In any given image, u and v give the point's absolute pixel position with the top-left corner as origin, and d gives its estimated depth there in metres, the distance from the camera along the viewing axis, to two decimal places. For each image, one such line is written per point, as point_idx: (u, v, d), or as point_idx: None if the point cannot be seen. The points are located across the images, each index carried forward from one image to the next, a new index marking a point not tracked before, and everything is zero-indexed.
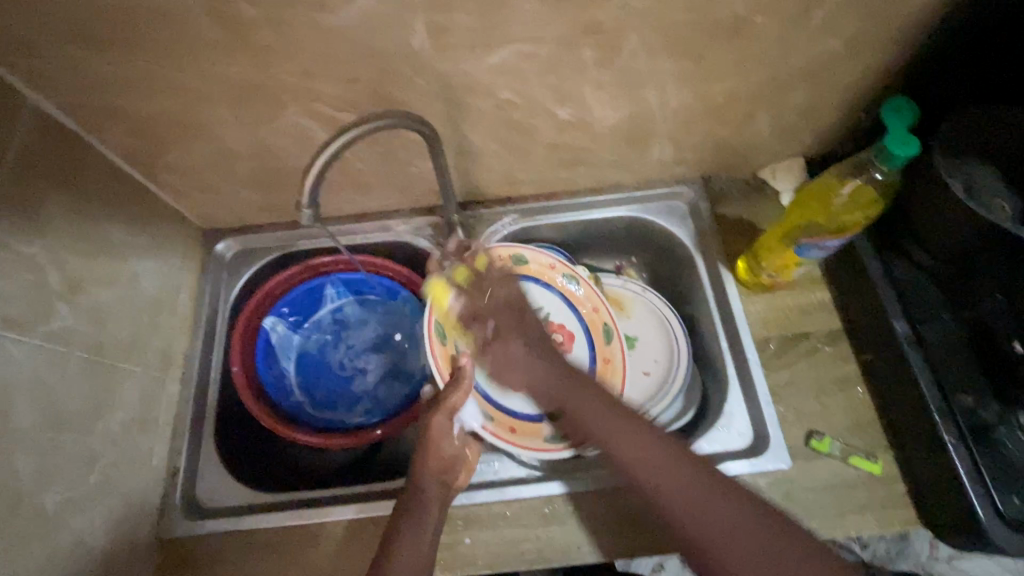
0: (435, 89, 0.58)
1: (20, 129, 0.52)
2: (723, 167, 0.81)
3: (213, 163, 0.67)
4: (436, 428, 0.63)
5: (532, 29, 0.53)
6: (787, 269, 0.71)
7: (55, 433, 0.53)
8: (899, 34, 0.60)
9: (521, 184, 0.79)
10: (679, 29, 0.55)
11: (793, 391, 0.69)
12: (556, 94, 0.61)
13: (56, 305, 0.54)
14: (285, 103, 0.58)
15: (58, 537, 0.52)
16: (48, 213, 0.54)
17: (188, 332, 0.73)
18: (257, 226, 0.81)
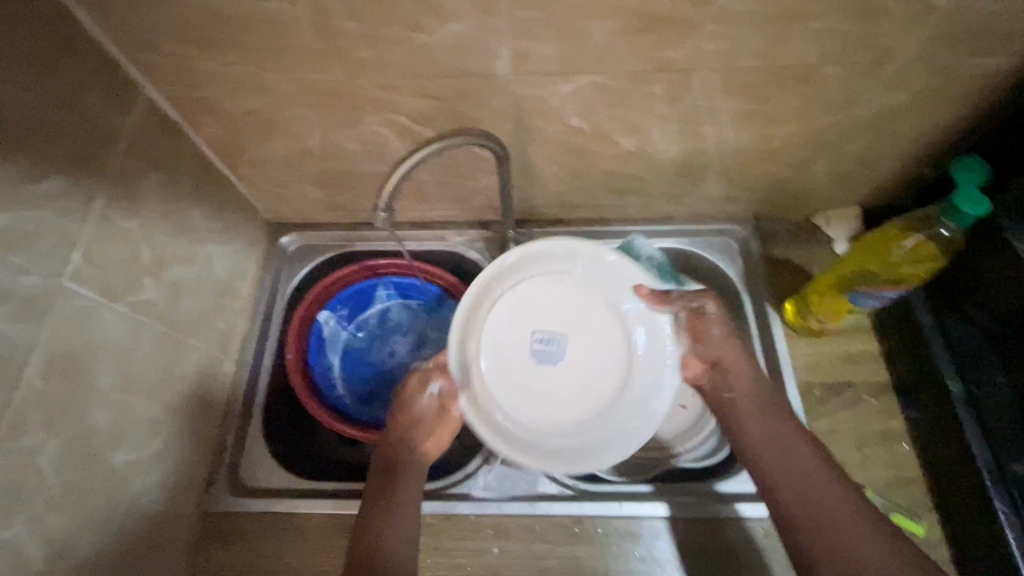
0: (507, 109, 0.61)
1: (132, 118, 0.57)
2: (776, 209, 0.81)
3: (291, 161, 0.71)
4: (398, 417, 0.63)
5: (609, 63, 0.55)
6: (837, 316, 0.70)
7: (129, 398, 0.56)
8: (972, 93, 0.60)
9: (574, 208, 0.81)
10: (752, 73, 0.56)
11: (834, 440, 0.68)
12: (622, 124, 0.64)
13: (142, 279, 0.58)
14: (367, 114, 0.62)
15: (119, 496, 0.55)
16: (146, 195, 0.59)
17: (246, 318, 0.78)
18: (319, 224, 0.85)
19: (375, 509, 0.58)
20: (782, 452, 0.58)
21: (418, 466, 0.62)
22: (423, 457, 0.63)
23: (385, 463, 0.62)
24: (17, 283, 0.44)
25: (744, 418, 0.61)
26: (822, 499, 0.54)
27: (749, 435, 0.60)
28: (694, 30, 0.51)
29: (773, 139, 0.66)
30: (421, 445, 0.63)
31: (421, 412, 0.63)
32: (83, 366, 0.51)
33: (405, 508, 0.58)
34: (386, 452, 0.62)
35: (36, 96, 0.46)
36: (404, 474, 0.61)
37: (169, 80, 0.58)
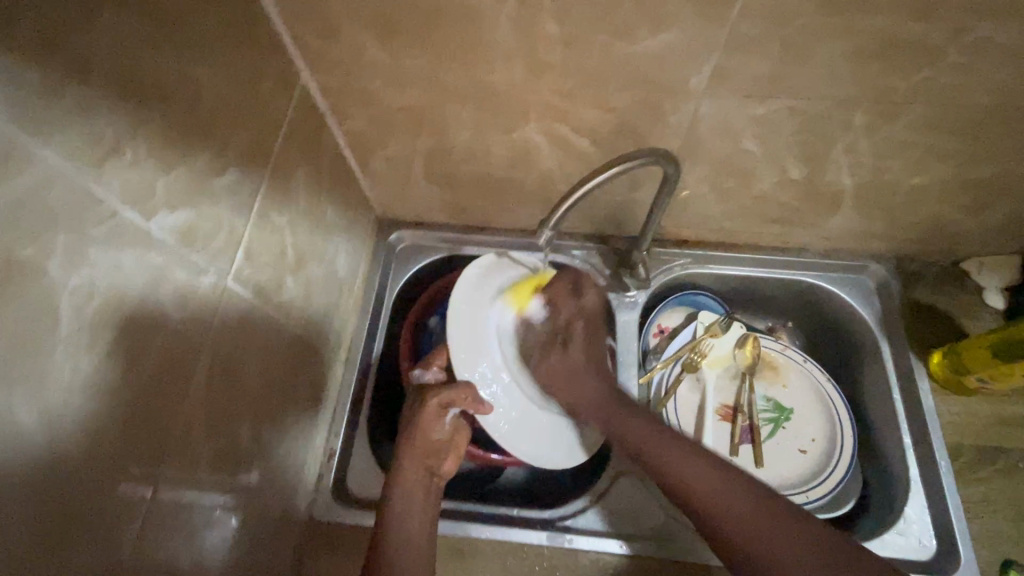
0: (684, 126, 0.57)
1: (293, 105, 0.54)
2: (923, 250, 0.76)
3: (428, 161, 0.68)
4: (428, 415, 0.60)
5: (818, 86, 0.51)
6: (1005, 377, 0.65)
7: (267, 402, 0.54)
8: None
9: (705, 230, 0.77)
10: (969, 107, 0.52)
11: (987, 509, 0.64)
12: (801, 150, 0.59)
13: (286, 277, 0.56)
14: (531, 118, 0.58)
15: (254, 503, 0.53)
16: (296, 188, 0.56)
17: (355, 319, 0.74)
18: (430, 222, 0.80)
19: (400, 538, 0.54)
20: (724, 485, 0.54)
21: (435, 487, 0.60)
22: (437, 476, 0.61)
23: (409, 478, 0.58)
24: (196, 284, 0.41)
25: (662, 452, 0.58)
26: (738, 515, 0.52)
27: (666, 468, 0.57)
28: (928, 59, 0.48)
29: (955, 178, 0.62)
30: (434, 464, 0.61)
31: (439, 437, 0.61)
32: (235, 370, 0.48)
33: (419, 534, 0.55)
34: (406, 468, 0.59)
35: (226, 83, 0.43)
36: (420, 493, 0.58)
37: (335, 68, 0.55)
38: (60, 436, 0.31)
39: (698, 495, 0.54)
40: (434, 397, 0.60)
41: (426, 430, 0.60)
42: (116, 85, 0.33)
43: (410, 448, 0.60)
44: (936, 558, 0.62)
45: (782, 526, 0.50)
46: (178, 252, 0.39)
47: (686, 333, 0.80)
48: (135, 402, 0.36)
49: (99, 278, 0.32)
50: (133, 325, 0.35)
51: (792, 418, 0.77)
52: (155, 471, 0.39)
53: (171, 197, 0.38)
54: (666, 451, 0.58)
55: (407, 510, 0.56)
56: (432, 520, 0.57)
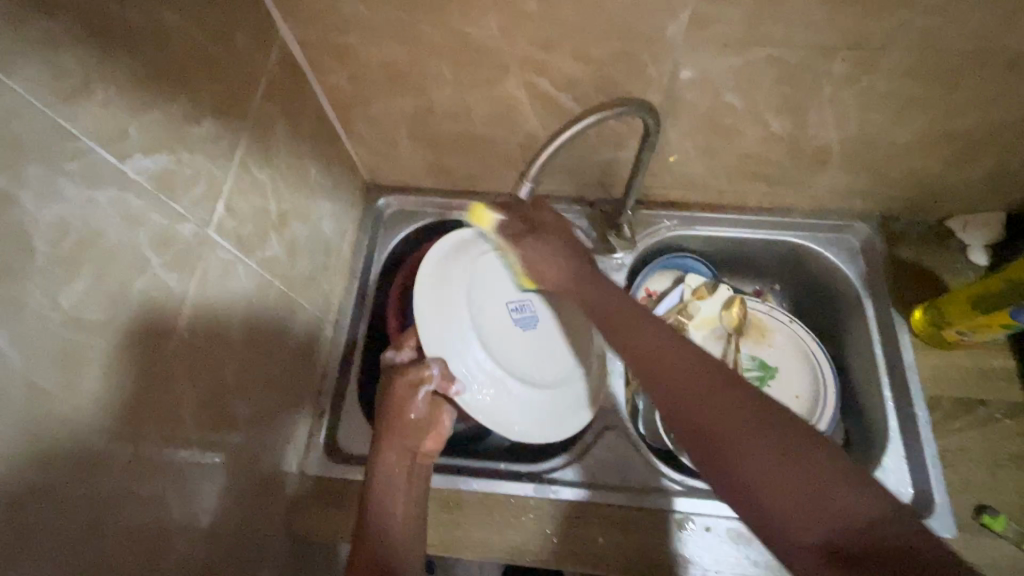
0: (664, 79, 0.57)
1: (271, 61, 0.54)
2: (908, 207, 0.76)
3: (412, 121, 0.68)
4: (399, 398, 0.59)
5: (796, 34, 0.51)
6: (981, 330, 0.66)
7: (253, 354, 0.55)
8: None
9: (690, 189, 0.77)
10: (949, 54, 0.52)
11: (963, 457, 0.65)
12: (781, 103, 0.60)
13: (270, 234, 0.56)
14: (511, 73, 0.58)
15: (244, 454, 0.55)
16: (277, 144, 0.56)
17: (344, 282, 0.75)
18: (417, 187, 0.81)
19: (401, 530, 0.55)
20: (663, 345, 0.50)
21: (418, 468, 0.60)
22: (422, 455, 0.61)
23: (389, 463, 0.58)
24: (175, 231, 0.42)
25: (632, 335, 0.52)
26: (677, 365, 0.47)
27: (633, 349, 0.51)
28: (904, 2, 0.48)
29: (939, 129, 0.62)
30: (415, 446, 0.60)
31: (415, 419, 0.59)
32: (218, 321, 0.48)
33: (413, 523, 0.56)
34: (387, 458, 0.58)
35: (198, 30, 0.43)
36: (401, 480, 0.58)
37: (312, 22, 0.55)
38: (40, 367, 0.32)
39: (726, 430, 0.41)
40: (402, 375, 0.59)
41: (400, 414, 0.59)
42: (85, 23, 0.33)
43: (388, 437, 0.59)
44: (912, 505, 0.64)
45: (794, 469, 0.38)
46: (155, 198, 0.40)
47: (673, 296, 0.81)
48: (117, 341, 0.37)
49: (73, 216, 0.33)
50: (111, 265, 0.36)
51: (777, 375, 0.78)
52: (140, 411, 0.40)
53: (144, 141, 0.38)
54: (644, 326, 0.53)
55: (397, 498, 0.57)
56: (418, 500, 0.58)
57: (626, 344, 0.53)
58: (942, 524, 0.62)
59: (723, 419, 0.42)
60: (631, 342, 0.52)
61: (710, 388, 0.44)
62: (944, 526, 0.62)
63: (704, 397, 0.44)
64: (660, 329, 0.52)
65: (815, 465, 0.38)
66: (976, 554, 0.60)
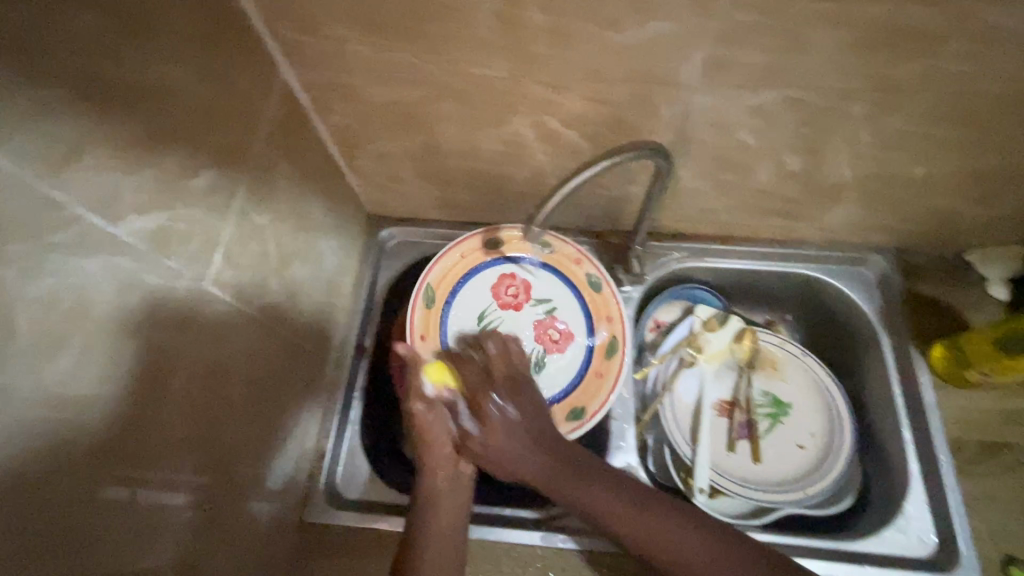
0: (677, 119, 0.56)
1: (271, 103, 0.52)
2: (925, 241, 0.74)
3: (417, 157, 0.66)
4: (421, 416, 0.59)
5: (815, 77, 0.50)
6: (1006, 371, 0.64)
7: (251, 404, 0.52)
8: None
9: (699, 222, 0.75)
10: (975, 96, 0.51)
11: (989, 505, 0.63)
12: (797, 142, 0.58)
13: (270, 278, 0.54)
14: (519, 112, 0.57)
15: (242, 509, 0.52)
16: (278, 185, 0.54)
17: (345, 318, 0.73)
18: (419, 218, 0.79)
19: (436, 555, 0.52)
20: (629, 506, 0.54)
21: (463, 479, 0.59)
22: (466, 472, 0.59)
23: (434, 480, 0.57)
24: (170, 290, 0.40)
25: (584, 493, 0.55)
26: (610, 518, 0.54)
27: (588, 505, 0.55)
28: (929, 47, 0.46)
29: (962, 167, 0.60)
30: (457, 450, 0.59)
31: (446, 429, 0.59)
32: (216, 375, 0.46)
33: (450, 544, 0.54)
34: (431, 474, 0.58)
35: (197, 82, 0.42)
36: (446, 501, 0.56)
37: (313, 63, 0.53)
38: (27, 456, 0.30)
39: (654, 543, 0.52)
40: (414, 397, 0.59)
41: (429, 428, 0.59)
42: (77, 86, 0.32)
43: (427, 453, 0.58)
44: (936, 555, 0.61)
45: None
46: (150, 258, 0.38)
47: (683, 328, 0.79)
48: (110, 414, 0.35)
49: (63, 290, 0.32)
50: (103, 334, 0.34)
51: (790, 412, 0.75)
52: (133, 486, 0.38)
53: (137, 201, 0.37)
54: (580, 484, 0.55)
55: (439, 518, 0.55)
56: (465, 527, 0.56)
57: (559, 493, 0.56)
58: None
59: (647, 530, 0.52)
60: (562, 493, 0.56)
61: (637, 524, 0.53)
62: None
63: (694, 550, 0.51)
64: (608, 473, 0.57)
65: (698, 559, 0.50)
66: None
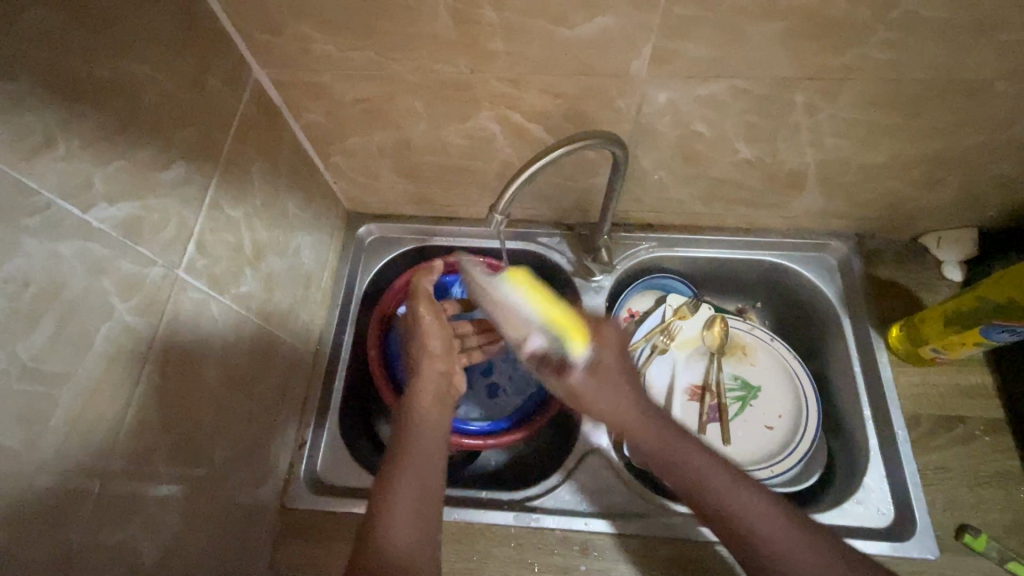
0: (633, 111, 0.58)
1: (243, 102, 0.55)
2: (883, 226, 0.77)
3: (389, 153, 0.69)
4: (426, 328, 0.64)
5: (756, 67, 0.53)
6: (956, 348, 0.67)
7: (228, 390, 0.54)
8: None
9: (667, 212, 0.78)
10: (909, 83, 0.54)
11: (944, 476, 0.65)
12: (748, 131, 0.61)
13: (245, 270, 0.57)
14: (482, 107, 0.59)
15: (220, 492, 0.54)
16: (252, 180, 0.57)
17: (324, 311, 0.75)
18: (397, 214, 0.81)
19: (415, 472, 0.55)
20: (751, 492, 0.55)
21: (445, 403, 0.62)
22: (452, 391, 0.64)
23: (423, 397, 0.61)
24: (143, 275, 0.42)
25: (699, 471, 0.57)
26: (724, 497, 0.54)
27: (700, 479, 0.56)
28: (859, 37, 0.49)
29: (908, 153, 0.63)
30: (444, 373, 0.64)
31: (438, 346, 0.64)
32: (191, 361, 0.48)
33: (431, 461, 0.56)
34: (420, 391, 0.62)
35: (168, 79, 0.44)
36: (432, 415, 0.61)
37: (284, 63, 0.56)
38: (1, 426, 0.32)
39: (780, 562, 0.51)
40: (424, 310, 0.65)
41: (426, 345, 0.64)
42: (49, 82, 0.34)
43: (421, 367, 0.63)
44: (894, 526, 0.64)
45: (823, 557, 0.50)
46: (122, 245, 0.40)
47: (655, 316, 0.81)
48: (85, 391, 0.38)
49: (35, 271, 0.34)
50: (76, 314, 0.37)
51: (759, 395, 0.78)
52: (108, 462, 0.40)
53: (110, 190, 0.39)
54: (700, 457, 0.58)
55: (421, 437, 0.58)
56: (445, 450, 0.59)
57: (672, 468, 0.58)
58: (925, 544, 0.61)
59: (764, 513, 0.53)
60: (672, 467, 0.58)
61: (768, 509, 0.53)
62: (926, 547, 0.62)
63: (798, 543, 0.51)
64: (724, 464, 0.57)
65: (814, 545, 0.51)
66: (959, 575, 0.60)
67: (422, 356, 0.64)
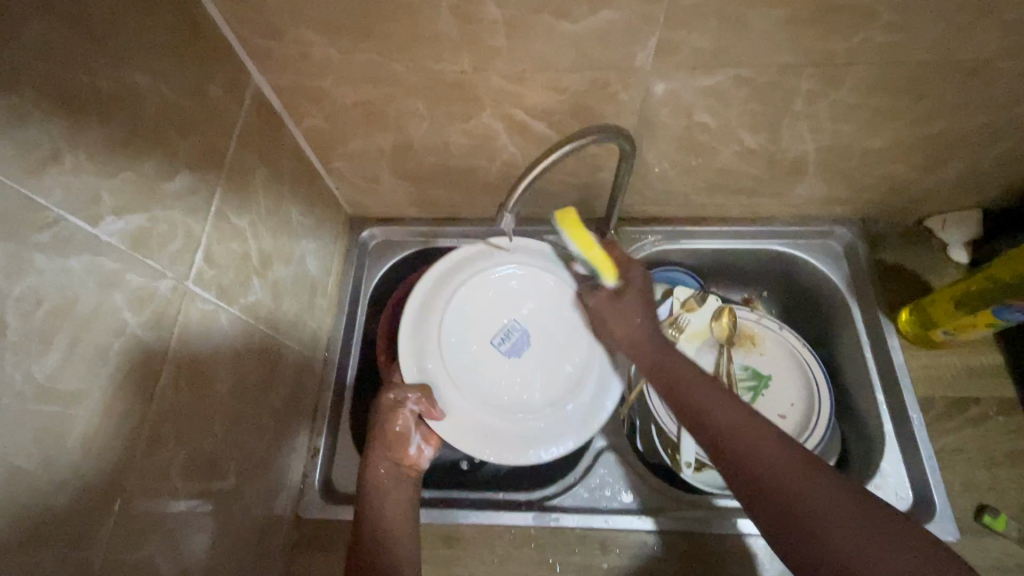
0: (637, 103, 0.58)
1: (243, 109, 0.54)
2: (888, 210, 0.77)
3: (391, 155, 0.68)
4: (385, 409, 0.61)
5: (760, 55, 0.52)
6: (967, 330, 0.67)
7: (239, 400, 0.54)
8: None
9: (671, 205, 0.78)
10: (913, 66, 0.54)
11: (959, 458, 0.65)
12: (753, 120, 0.61)
13: (252, 280, 0.56)
14: (485, 105, 0.59)
15: (235, 505, 0.53)
16: (255, 187, 0.56)
17: (331, 318, 0.74)
18: (400, 217, 0.80)
19: (390, 538, 0.54)
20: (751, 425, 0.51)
21: (409, 479, 0.60)
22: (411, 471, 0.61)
23: (379, 479, 0.58)
24: (154, 289, 0.41)
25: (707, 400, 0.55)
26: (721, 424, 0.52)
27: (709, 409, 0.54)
28: (863, 21, 0.49)
29: (912, 136, 0.63)
30: (396, 457, 0.60)
31: (398, 429, 0.60)
32: (203, 372, 0.48)
33: (400, 532, 0.55)
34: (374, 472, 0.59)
35: (168, 89, 0.43)
36: (393, 491, 0.58)
37: (283, 68, 0.55)
38: (17, 449, 0.31)
39: (827, 521, 0.43)
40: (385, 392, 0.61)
41: (384, 427, 0.60)
42: (52, 95, 0.33)
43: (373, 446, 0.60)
44: (912, 510, 0.64)
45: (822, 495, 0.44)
46: (131, 258, 0.39)
47: (663, 310, 0.80)
48: (103, 408, 0.37)
49: (46, 289, 0.33)
50: (89, 331, 0.36)
51: (770, 384, 0.78)
52: (125, 480, 0.39)
53: (116, 202, 0.38)
54: (710, 392, 0.55)
55: (391, 508, 0.56)
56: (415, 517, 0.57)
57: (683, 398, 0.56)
58: (944, 527, 0.61)
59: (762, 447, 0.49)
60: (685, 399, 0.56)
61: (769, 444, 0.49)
62: (946, 530, 0.61)
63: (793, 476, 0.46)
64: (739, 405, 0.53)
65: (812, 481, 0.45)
66: (979, 556, 0.60)
67: (374, 437, 0.60)
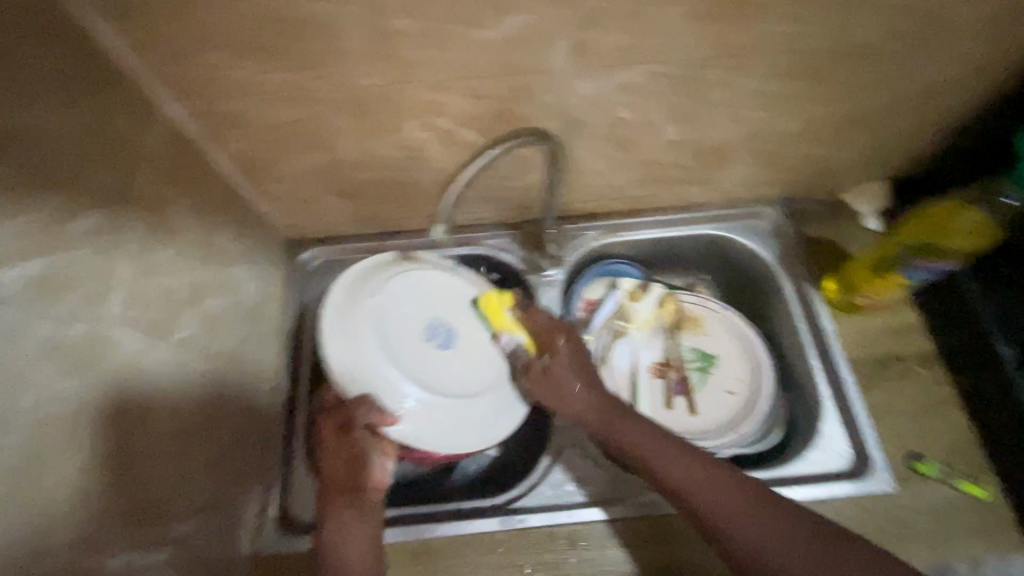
0: (559, 104, 0.59)
1: (155, 138, 0.52)
2: (807, 188, 0.81)
3: (321, 174, 0.67)
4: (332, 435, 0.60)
5: (668, 50, 0.55)
6: (885, 293, 0.72)
7: (179, 437, 0.51)
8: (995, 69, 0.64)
9: (607, 200, 0.80)
10: (807, 52, 0.58)
11: (890, 413, 0.70)
12: (670, 112, 0.63)
13: (183, 315, 0.54)
14: (410, 117, 0.59)
15: (188, 546, 0.50)
16: (178, 218, 0.54)
17: (275, 347, 0.70)
18: (341, 235, 0.79)
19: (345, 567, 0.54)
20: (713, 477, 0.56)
21: (370, 505, 0.59)
22: (372, 493, 0.59)
23: (334, 507, 0.58)
24: (69, 334, 0.39)
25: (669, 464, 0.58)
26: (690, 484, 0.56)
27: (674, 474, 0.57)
28: (755, 13, 0.52)
29: (817, 117, 0.67)
30: (351, 481, 0.59)
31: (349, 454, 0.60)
32: (137, 415, 0.45)
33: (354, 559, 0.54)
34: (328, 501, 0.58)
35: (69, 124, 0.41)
36: (350, 517, 0.57)
37: (197, 94, 0.54)
38: None
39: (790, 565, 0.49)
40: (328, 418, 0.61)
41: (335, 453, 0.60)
42: None
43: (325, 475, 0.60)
44: (854, 466, 0.68)
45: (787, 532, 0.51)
46: (40, 305, 0.37)
47: (611, 302, 0.82)
48: (23, 461, 0.35)
49: None
50: None
51: (718, 363, 0.81)
52: (59, 539, 0.37)
53: (17, 249, 0.36)
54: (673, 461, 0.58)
55: (344, 536, 0.56)
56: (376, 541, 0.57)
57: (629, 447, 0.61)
58: (882, 479, 0.65)
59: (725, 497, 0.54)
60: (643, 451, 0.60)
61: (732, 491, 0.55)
62: (884, 481, 0.66)
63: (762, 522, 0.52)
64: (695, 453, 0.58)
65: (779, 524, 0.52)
66: (915, 501, 0.64)
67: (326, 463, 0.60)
